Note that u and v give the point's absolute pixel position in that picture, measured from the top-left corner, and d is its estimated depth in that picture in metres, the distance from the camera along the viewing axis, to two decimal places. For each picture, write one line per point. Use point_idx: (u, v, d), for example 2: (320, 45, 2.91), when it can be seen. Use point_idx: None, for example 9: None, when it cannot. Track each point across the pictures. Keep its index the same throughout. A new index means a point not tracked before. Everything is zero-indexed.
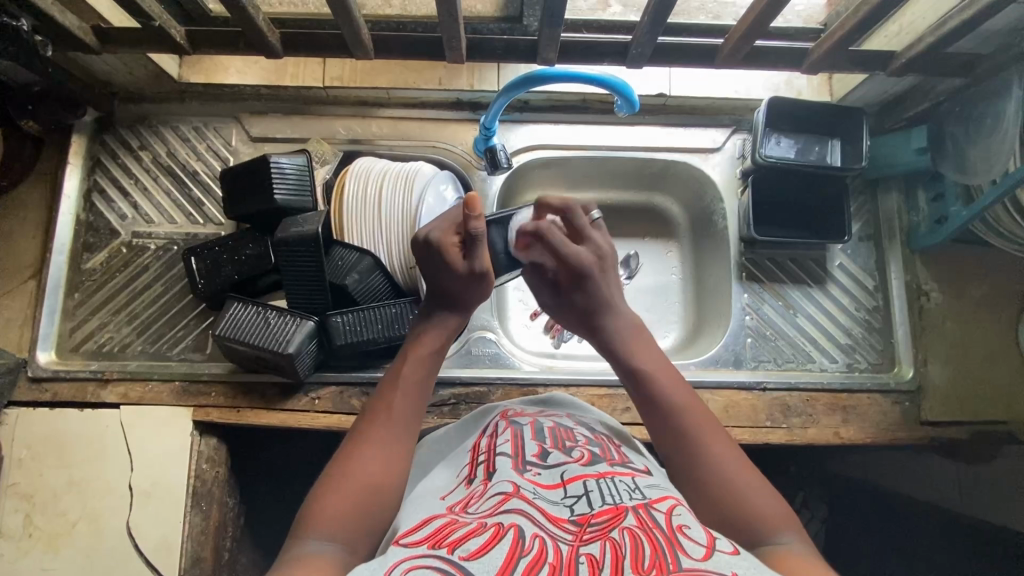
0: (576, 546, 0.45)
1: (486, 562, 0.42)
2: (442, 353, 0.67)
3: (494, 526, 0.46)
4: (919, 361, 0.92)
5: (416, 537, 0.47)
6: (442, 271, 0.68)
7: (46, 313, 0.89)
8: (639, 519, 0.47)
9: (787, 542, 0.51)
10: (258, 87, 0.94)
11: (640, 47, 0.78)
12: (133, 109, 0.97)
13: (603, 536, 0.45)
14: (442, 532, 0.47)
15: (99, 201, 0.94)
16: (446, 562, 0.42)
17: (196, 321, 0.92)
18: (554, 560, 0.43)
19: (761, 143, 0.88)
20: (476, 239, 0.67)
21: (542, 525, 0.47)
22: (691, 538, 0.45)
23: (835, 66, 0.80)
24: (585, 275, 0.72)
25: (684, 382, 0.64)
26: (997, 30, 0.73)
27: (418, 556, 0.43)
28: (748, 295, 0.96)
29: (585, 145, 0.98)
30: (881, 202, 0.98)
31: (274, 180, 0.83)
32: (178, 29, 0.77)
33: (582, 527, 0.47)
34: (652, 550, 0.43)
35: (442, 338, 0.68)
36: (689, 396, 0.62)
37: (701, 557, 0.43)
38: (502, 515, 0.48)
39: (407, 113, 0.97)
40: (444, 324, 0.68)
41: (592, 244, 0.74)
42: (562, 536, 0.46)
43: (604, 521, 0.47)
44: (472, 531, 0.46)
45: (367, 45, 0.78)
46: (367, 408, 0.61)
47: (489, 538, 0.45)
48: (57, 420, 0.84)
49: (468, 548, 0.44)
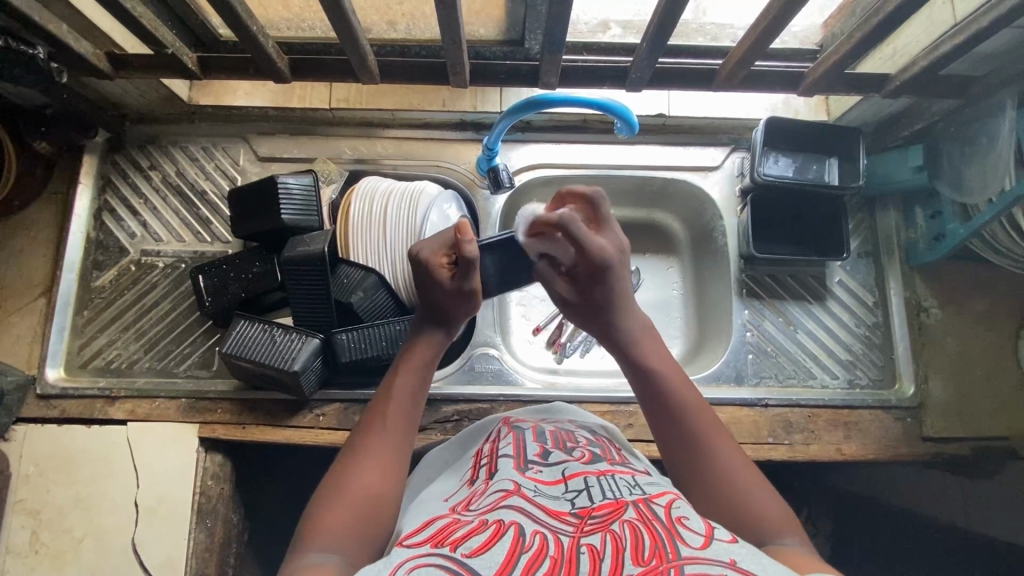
0: (577, 536, 0.45)
1: (488, 559, 0.43)
2: (433, 363, 0.68)
3: (495, 522, 0.47)
4: (920, 377, 0.92)
5: (418, 537, 0.48)
6: (434, 290, 0.70)
7: (55, 330, 0.91)
8: (640, 512, 0.48)
9: (790, 544, 0.51)
10: (266, 109, 0.96)
11: (639, 71, 0.80)
12: (144, 130, 0.98)
13: (603, 527, 0.46)
14: (444, 531, 0.48)
15: (109, 220, 0.96)
16: (449, 559, 0.43)
17: (203, 338, 0.93)
18: (555, 553, 0.43)
19: (759, 162, 0.90)
20: (469, 264, 0.67)
21: (542, 520, 0.48)
22: (690, 528, 0.46)
23: (831, 88, 0.82)
24: (608, 268, 0.68)
25: (688, 382, 0.64)
26: (989, 53, 0.75)
27: (422, 555, 0.44)
28: (749, 312, 0.97)
29: (586, 164, 0.99)
30: (880, 220, 0.99)
31: (282, 200, 0.85)
32: (190, 55, 0.79)
33: (583, 518, 0.48)
34: (652, 540, 0.44)
35: (435, 349, 0.69)
36: (696, 397, 0.62)
37: (701, 545, 0.43)
38: (502, 511, 0.49)
39: (411, 133, 0.99)
40: (433, 339, 0.69)
41: (611, 239, 0.69)
42: (563, 528, 0.47)
43: (605, 514, 0.48)
44: (474, 529, 0.47)
45: (373, 69, 0.80)
46: (363, 420, 0.62)
47: (490, 536, 0.46)
48: (65, 436, 0.85)
49: (471, 545, 0.44)
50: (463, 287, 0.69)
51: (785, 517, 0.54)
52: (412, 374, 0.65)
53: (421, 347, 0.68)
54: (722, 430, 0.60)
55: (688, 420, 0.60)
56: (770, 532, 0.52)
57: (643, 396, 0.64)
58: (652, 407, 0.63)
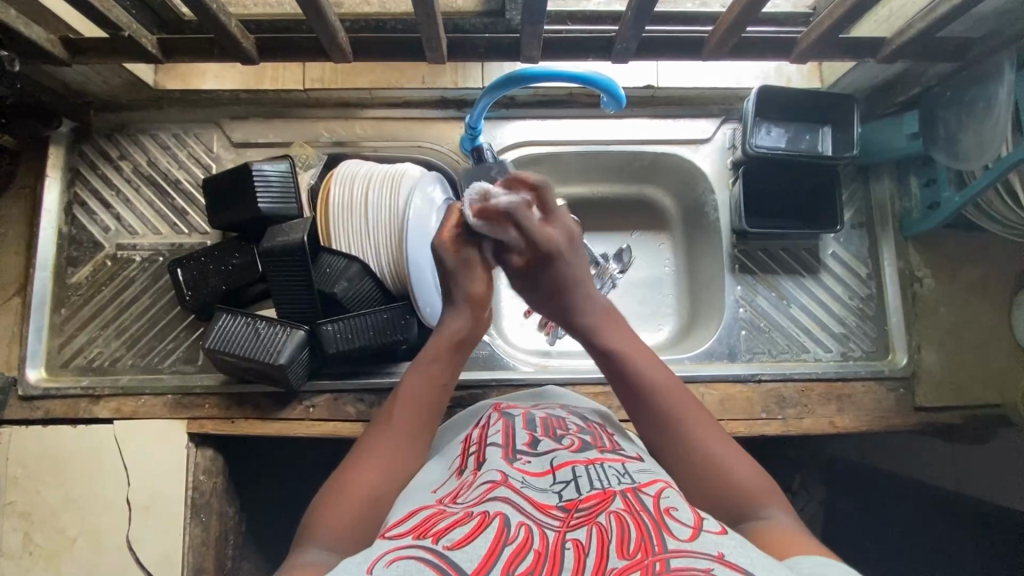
0: (563, 531, 0.45)
1: (470, 551, 0.42)
2: (461, 352, 0.67)
3: (480, 514, 0.46)
4: (913, 348, 0.92)
5: (401, 528, 0.47)
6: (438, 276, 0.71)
7: (33, 330, 0.88)
8: (627, 503, 0.47)
9: (771, 515, 0.51)
10: (237, 92, 0.92)
11: (625, 42, 0.76)
12: (110, 118, 0.94)
13: (589, 521, 0.45)
14: (427, 522, 0.47)
15: (81, 214, 0.92)
16: (430, 551, 0.42)
17: (186, 333, 0.91)
18: (539, 548, 0.43)
19: (750, 134, 0.88)
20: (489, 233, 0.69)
21: (528, 512, 0.47)
22: (678, 520, 0.45)
23: (826, 54, 0.78)
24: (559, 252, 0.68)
25: (697, 413, 0.58)
26: (987, 13, 0.71)
27: (403, 547, 0.43)
28: (742, 287, 0.96)
29: (572, 140, 0.96)
30: (874, 188, 0.97)
31: (258, 188, 0.82)
32: (149, 38, 0.74)
33: (569, 512, 0.47)
34: (638, 533, 0.43)
35: (465, 331, 0.68)
36: (707, 429, 0.57)
37: (688, 538, 0.43)
38: (488, 503, 0.48)
39: (391, 112, 0.96)
40: (449, 326, 0.67)
41: (561, 225, 0.70)
42: (549, 522, 0.46)
43: (592, 506, 0.47)
44: (457, 520, 0.46)
45: (345, 48, 0.76)
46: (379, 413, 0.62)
47: (474, 527, 0.45)
48: (51, 437, 0.84)
49: (453, 537, 0.44)
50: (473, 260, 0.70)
51: (768, 487, 0.53)
52: (440, 364, 0.65)
53: (449, 340, 0.66)
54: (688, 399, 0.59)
55: (656, 402, 0.59)
56: (751, 505, 0.52)
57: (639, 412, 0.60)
58: (619, 391, 0.62)
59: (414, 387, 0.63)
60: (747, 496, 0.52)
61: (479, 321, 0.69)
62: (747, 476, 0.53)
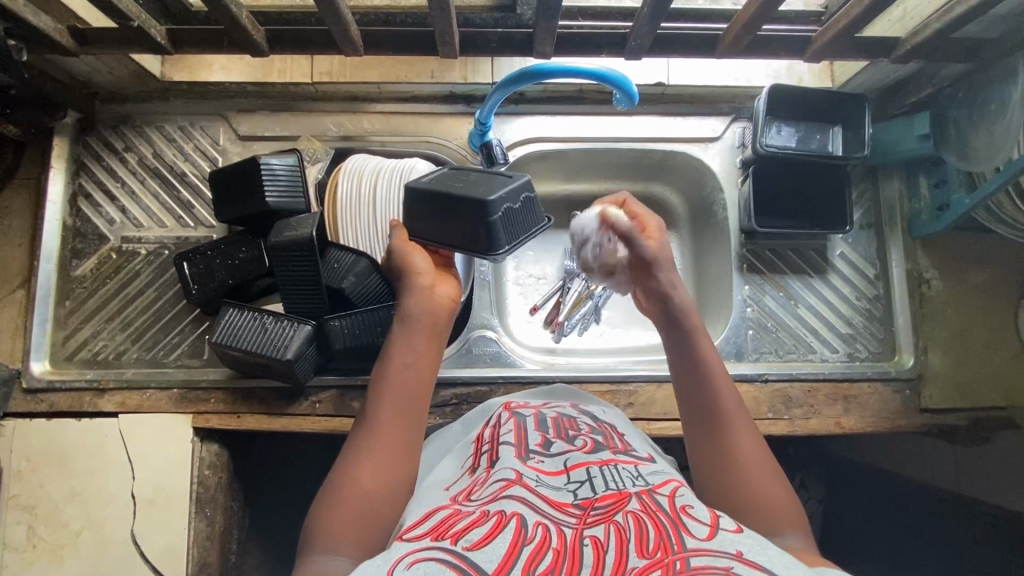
0: (579, 528, 0.45)
1: (490, 551, 0.42)
2: (431, 327, 0.62)
3: (496, 514, 0.46)
4: (920, 349, 0.92)
5: (419, 529, 0.46)
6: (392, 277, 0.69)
7: (37, 322, 0.88)
8: (643, 503, 0.47)
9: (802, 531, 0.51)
10: (244, 85, 0.91)
11: (639, 39, 0.76)
12: (116, 109, 0.93)
13: (607, 519, 0.45)
14: (445, 523, 0.47)
15: (85, 206, 0.91)
16: (450, 553, 0.42)
17: (191, 327, 0.90)
18: (558, 546, 0.43)
19: (761, 132, 0.87)
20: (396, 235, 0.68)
21: (544, 511, 0.47)
22: (695, 518, 0.45)
23: (839, 53, 0.78)
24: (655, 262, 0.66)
25: (754, 440, 0.57)
26: (1003, 14, 0.71)
27: (422, 549, 0.43)
28: (749, 287, 0.95)
29: (581, 137, 0.95)
30: (882, 189, 0.97)
31: (265, 181, 0.81)
32: (158, 27, 0.73)
33: (586, 511, 0.47)
34: (656, 531, 0.43)
35: (423, 308, 0.62)
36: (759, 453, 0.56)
37: (706, 536, 0.43)
38: (504, 502, 0.48)
39: (399, 107, 0.95)
40: (404, 310, 0.62)
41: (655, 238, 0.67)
42: (566, 520, 0.46)
43: (608, 505, 0.47)
44: (474, 520, 0.46)
45: (356, 41, 0.75)
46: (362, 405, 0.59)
47: (492, 527, 0.45)
48: (55, 430, 0.83)
49: (472, 538, 0.44)
50: (402, 248, 0.66)
51: (791, 506, 0.53)
52: (410, 347, 0.60)
53: (418, 322, 0.61)
54: (749, 424, 0.58)
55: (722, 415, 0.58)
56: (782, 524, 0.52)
57: (704, 421, 0.59)
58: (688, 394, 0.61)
59: (389, 378, 0.59)
60: (777, 517, 0.52)
61: (431, 295, 0.63)
62: (777, 493, 0.54)
